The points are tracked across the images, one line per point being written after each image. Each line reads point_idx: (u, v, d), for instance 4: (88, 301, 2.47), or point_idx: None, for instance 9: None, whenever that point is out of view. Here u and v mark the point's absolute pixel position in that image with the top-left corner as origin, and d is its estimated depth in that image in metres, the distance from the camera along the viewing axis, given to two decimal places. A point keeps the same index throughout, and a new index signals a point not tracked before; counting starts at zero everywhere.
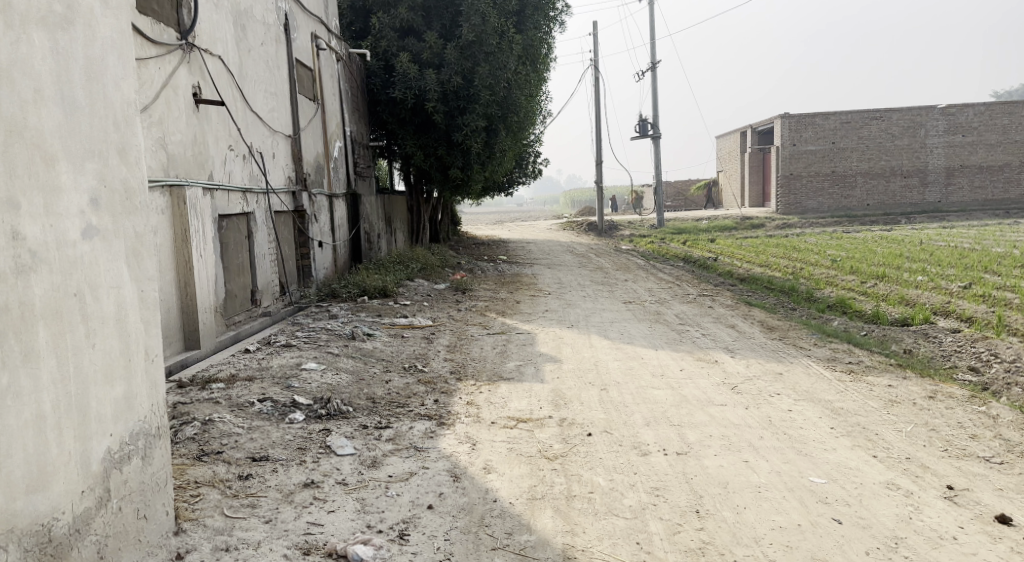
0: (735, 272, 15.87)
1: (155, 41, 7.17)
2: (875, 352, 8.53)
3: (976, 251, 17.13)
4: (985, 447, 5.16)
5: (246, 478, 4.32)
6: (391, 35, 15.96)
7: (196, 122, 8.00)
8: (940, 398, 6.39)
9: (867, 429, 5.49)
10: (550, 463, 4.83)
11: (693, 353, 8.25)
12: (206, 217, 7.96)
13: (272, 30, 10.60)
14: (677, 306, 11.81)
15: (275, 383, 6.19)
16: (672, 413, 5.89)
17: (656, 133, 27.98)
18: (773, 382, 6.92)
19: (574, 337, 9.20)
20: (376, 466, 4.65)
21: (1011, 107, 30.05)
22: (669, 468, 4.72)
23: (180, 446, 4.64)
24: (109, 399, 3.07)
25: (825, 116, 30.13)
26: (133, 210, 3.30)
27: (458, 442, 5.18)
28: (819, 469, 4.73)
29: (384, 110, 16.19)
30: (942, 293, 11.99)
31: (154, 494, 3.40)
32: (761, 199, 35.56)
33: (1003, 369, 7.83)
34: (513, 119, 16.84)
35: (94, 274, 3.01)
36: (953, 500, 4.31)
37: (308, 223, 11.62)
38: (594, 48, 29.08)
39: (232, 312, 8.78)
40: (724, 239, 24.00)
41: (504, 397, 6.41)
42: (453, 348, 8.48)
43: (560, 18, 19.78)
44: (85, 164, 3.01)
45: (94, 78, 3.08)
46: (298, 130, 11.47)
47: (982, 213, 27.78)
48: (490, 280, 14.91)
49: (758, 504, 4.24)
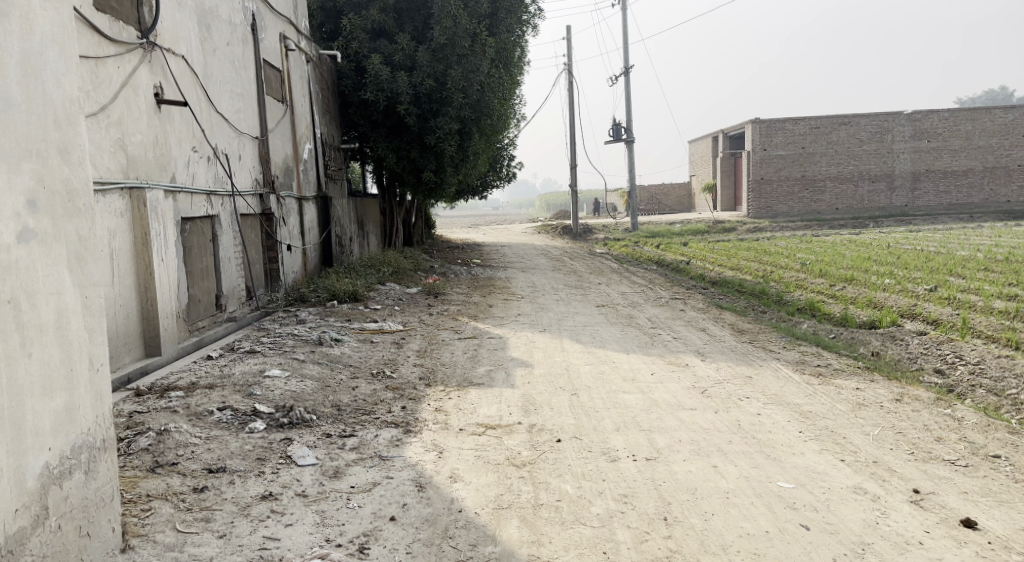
0: (706, 275, 15.89)
1: (114, 40, 6.97)
2: (844, 355, 8.54)
3: (942, 254, 17.34)
4: (951, 450, 5.15)
5: (201, 490, 4.17)
6: (362, 36, 15.77)
7: (157, 123, 7.80)
8: (907, 400, 6.39)
9: (836, 433, 5.46)
10: (517, 471, 4.73)
11: (664, 357, 8.19)
12: (168, 220, 7.76)
13: (239, 30, 10.41)
14: (649, 309, 11.80)
15: (236, 391, 6.03)
16: (642, 418, 5.82)
17: (629, 137, 28.13)
18: (743, 385, 6.88)
19: (546, 342, 9.11)
20: (338, 477, 4.52)
21: (975, 112, 30.53)
22: (637, 475, 4.64)
23: (133, 457, 4.47)
24: (47, 412, 2.92)
25: (796, 121, 30.44)
26: (76, 213, 3.15)
27: (424, 450, 5.07)
28: (788, 474, 4.67)
29: (355, 112, 16.03)
30: (909, 296, 12.08)
31: (99, 510, 3.25)
32: (733, 203, 35.79)
33: (968, 372, 7.87)
34: (486, 122, 16.72)
35: (31, 279, 2.86)
36: (920, 504, 4.27)
37: (276, 226, 11.43)
38: (568, 51, 29.10)
39: (196, 318, 8.57)
40: (697, 242, 24.07)
41: (473, 403, 6.29)
42: (423, 354, 8.35)
43: (533, 21, 19.72)
44: (22, 164, 2.86)
45: (31, 74, 2.93)
46: (266, 131, 11.28)
47: (948, 217, 28.18)
48: (463, 283, 14.79)
49: (726, 511, 4.17)
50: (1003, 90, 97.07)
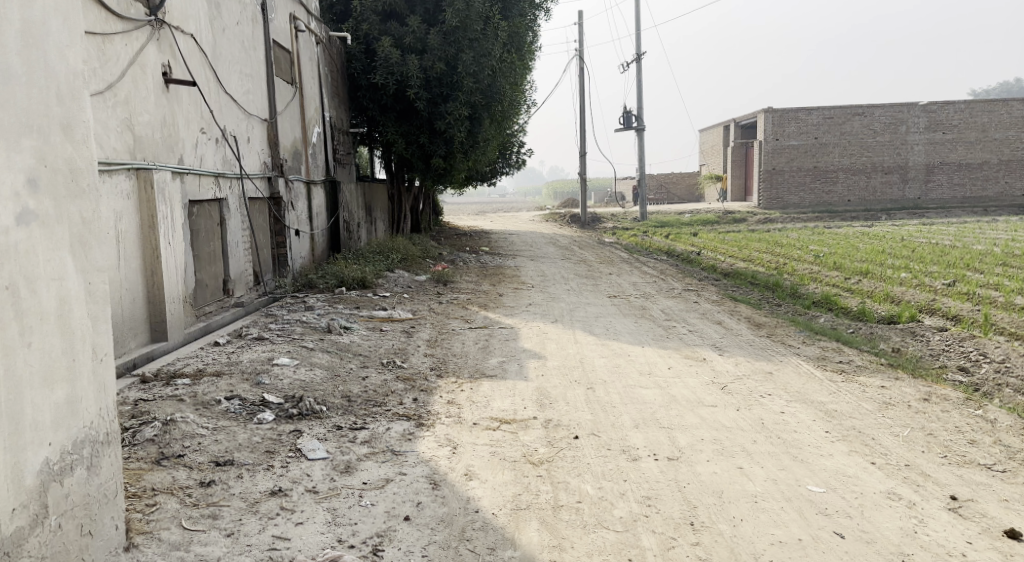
0: (718, 267, 15.68)
1: (122, 16, 6.76)
2: (864, 350, 8.35)
3: (958, 247, 17.10)
4: (986, 453, 4.95)
5: (208, 485, 4.02)
6: (373, 19, 15.55)
7: (165, 102, 7.61)
8: (936, 400, 6.19)
9: (863, 433, 5.27)
10: (535, 468, 4.56)
11: (680, 350, 8.00)
12: (175, 203, 7.57)
13: (248, 9, 10.18)
14: (663, 300, 11.62)
15: (244, 379, 5.86)
16: (661, 415, 5.64)
17: (640, 125, 27.87)
18: (763, 382, 6.70)
19: (559, 333, 8.94)
20: (349, 473, 4.36)
21: (991, 104, 30.06)
22: (660, 475, 4.46)
23: (137, 448, 4.31)
24: (48, 405, 2.76)
25: (809, 111, 30.09)
26: (80, 194, 2.97)
27: (438, 445, 4.90)
28: (817, 477, 4.49)
29: (365, 95, 15.81)
30: (927, 290, 11.86)
31: (102, 507, 3.08)
32: (743, 194, 35.55)
33: (993, 370, 7.67)
34: (498, 107, 16.43)
35: (31, 264, 2.70)
36: (959, 512, 4.09)
37: (284, 210, 11.23)
38: (580, 37, 28.77)
39: (203, 303, 8.41)
40: (707, 233, 23.76)
41: (486, 397, 6.11)
42: (434, 343, 8.18)
43: (546, 6, 19.37)
44: (21, 141, 2.68)
45: (33, 44, 2.75)
46: (275, 114, 11.07)
47: (962, 210, 27.82)
48: (473, 271, 14.59)
49: (756, 516, 3.99)
50: (1017, 82, 96.17)
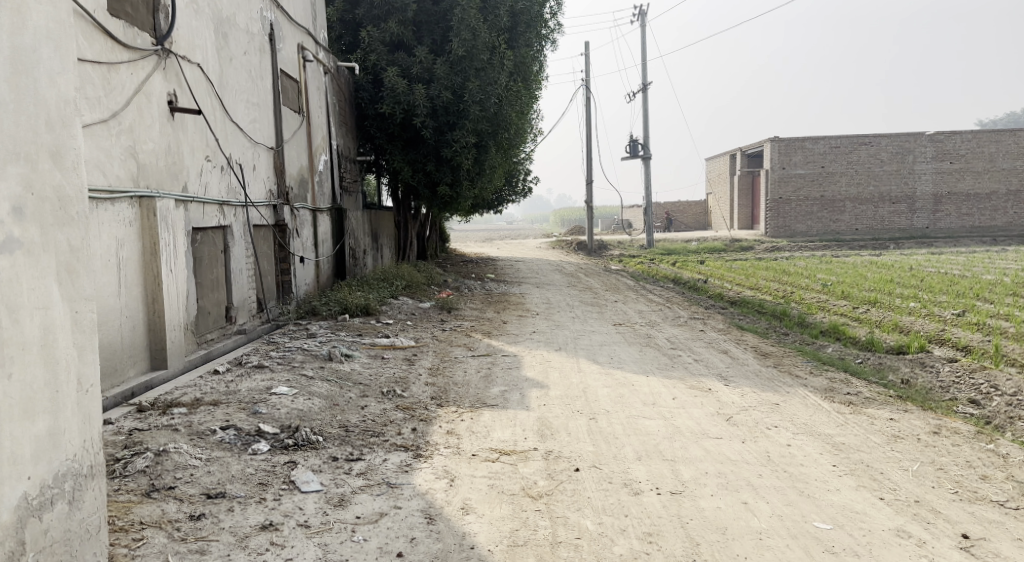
0: (725, 295, 15.57)
1: (128, 46, 6.79)
2: (873, 382, 8.20)
3: (967, 278, 16.95)
4: (999, 490, 4.82)
5: (198, 518, 3.94)
6: (381, 49, 15.61)
7: (170, 131, 7.62)
8: (946, 434, 6.05)
9: (871, 468, 5.14)
10: (534, 502, 4.46)
11: (685, 380, 7.86)
12: (178, 230, 7.55)
13: (256, 40, 10.24)
14: (669, 329, 11.49)
15: (241, 409, 5.77)
16: (665, 447, 5.52)
17: (645, 154, 27.92)
18: (769, 413, 6.55)
19: (562, 361, 8.82)
20: (343, 506, 4.26)
21: (999, 135, 30.01)
22: (663, 511, 4.35)
23: (128, 480, 4.23)
24: (28, 437, 2.69)
25: (814, 141, 30.12)
26: (68, 222, 2.92)
27: (435, 478, 4.80)
28: (823, 513, 4.36)
29: (372, 124, 15.87)
30: (936, 320, 11.73)
31: (84, 542, 3.00)
32: (750, 221, 35.52)
33: (1005, 403, 7.50)
34: (503, 136, 16.49)
35: (14, 294, 2.65)
36: (970, 551, 3.96)
37: (289, 238, 11.22)
38: (587, 67, 28.89)
39: (205, 330, 8.36)
40: (714, 261, 23.67)
41: (486, 427, 6.00)
42: (435, 371, 8.09)
43: (552, 37, 19.49)
44: (7, 168, 2.66)
45: (22, 71, 2.73)
46: (282, 142, 11.10)
47: (970, 240, 27.66)
48: (477, 299, 14.52)
49: (760, 554, 3.88)
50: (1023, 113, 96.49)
